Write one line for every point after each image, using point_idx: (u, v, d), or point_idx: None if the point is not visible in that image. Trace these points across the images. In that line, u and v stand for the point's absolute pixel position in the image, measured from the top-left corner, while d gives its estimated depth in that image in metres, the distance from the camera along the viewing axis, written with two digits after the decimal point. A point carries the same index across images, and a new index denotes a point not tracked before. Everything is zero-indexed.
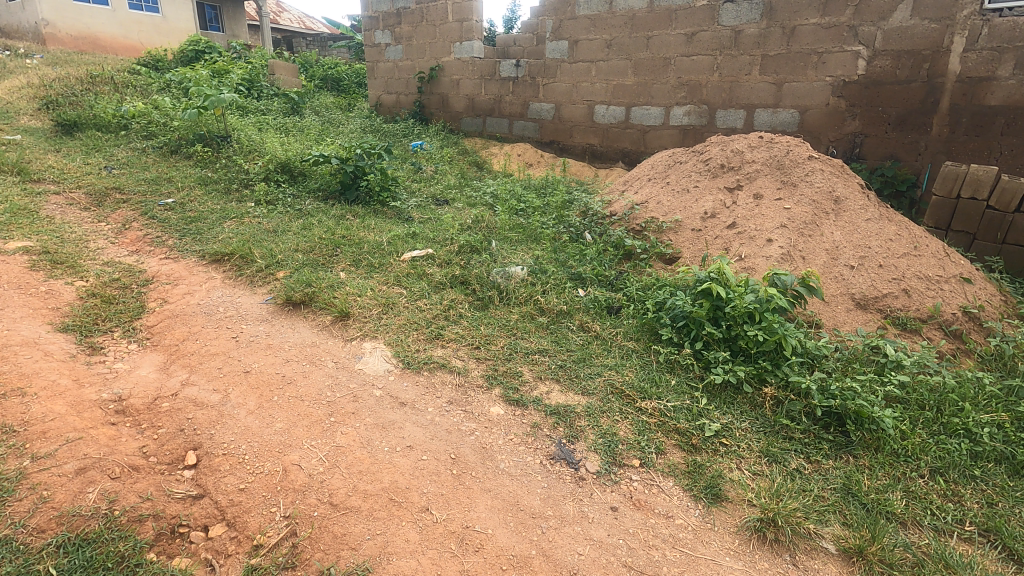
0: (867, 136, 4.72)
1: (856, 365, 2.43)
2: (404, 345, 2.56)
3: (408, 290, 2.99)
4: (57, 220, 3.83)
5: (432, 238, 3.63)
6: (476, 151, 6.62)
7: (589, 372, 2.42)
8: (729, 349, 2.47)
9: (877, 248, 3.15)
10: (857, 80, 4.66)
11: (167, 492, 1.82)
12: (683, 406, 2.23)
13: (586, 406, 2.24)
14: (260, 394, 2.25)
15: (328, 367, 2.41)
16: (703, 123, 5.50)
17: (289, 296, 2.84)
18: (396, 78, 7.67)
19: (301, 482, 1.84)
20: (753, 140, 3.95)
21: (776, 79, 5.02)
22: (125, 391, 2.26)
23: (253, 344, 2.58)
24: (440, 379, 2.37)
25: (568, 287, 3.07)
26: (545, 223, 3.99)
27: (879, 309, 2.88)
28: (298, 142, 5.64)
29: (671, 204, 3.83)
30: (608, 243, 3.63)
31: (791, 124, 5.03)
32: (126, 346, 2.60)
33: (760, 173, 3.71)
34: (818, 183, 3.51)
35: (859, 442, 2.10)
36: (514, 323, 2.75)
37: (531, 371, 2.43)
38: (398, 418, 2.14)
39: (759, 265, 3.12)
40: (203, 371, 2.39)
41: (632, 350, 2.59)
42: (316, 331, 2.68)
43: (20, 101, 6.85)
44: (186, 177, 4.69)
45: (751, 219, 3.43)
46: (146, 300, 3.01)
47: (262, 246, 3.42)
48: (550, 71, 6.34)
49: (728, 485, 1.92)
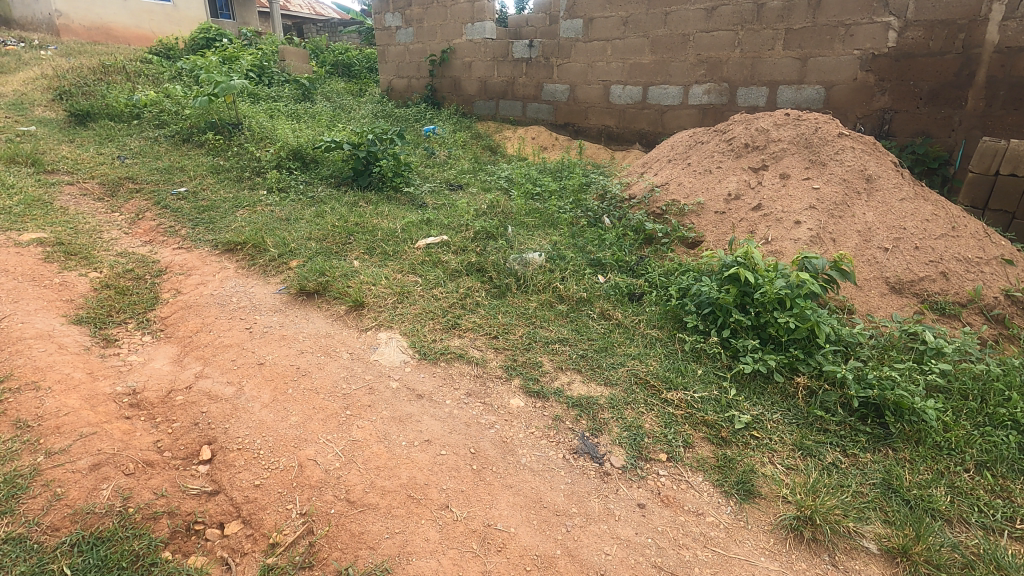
0: (897, 112, 4.52)
1: (892, 353, 2.32)
2: (420, 335, 2.49)
3: (423, 278, 2.92)
4: (71, 211, 3.81)
5: (446, 224, 3.54)
6: (490, 135, 6.50)
7: (612, 362, 2.33)
8: (758, 337, 2.38)
9: (914, 229, 3.00)
10: (887, 53, 4.45)
11: (182, 489, 1.79)
12: (710, 397, 2.14)
13: (609, 397, 2.15)
14: (275, 386, 2.19)
15: (343, 359, 2.35)
16: (723, 102, 5.32)
17: (303, 285, 2.78)
18: (407, 62, 7.55)
19: (317, 478, 1.79)
20: (779, 117, 3.77)
21: (800, 54, 4.82)
22: (139, 384, 2.24)
23: (267, 334, 2.52)
24: (457, 370, 2.29)
25: (587, 273, 2.97)
26: (562, 208, 3.88)
27: (915, 293, 2.75)
28: (310, 129, 5.56)
29: (692, 186, 3.70)
30: (627, 227, 3.52)
31: (816, 101, 4.85)
32: (140, 338, 2.57)
33: (787, 153, 3.55)
34: (850, 161, 3.35)
35: (899, 434, 2.00)
36: (533, 312, 2.66)
37: (552, 361, 2.34)
38: (415, 410, 2.07)
39: (786, 248, 3.00)
40: (216, 363, 2.35)
41: (655, 339, 2.50)
42: (330, 321, 2.62)
43: (35, 92, 6.87)
44: (198, 166, 4.66)
45: (777, 200, 3.30)
46: (160, 290, 2.98)
47: (275, 235, 3.36)
48: (565, 51, 6.17)
49: (761, 480, 1.84)
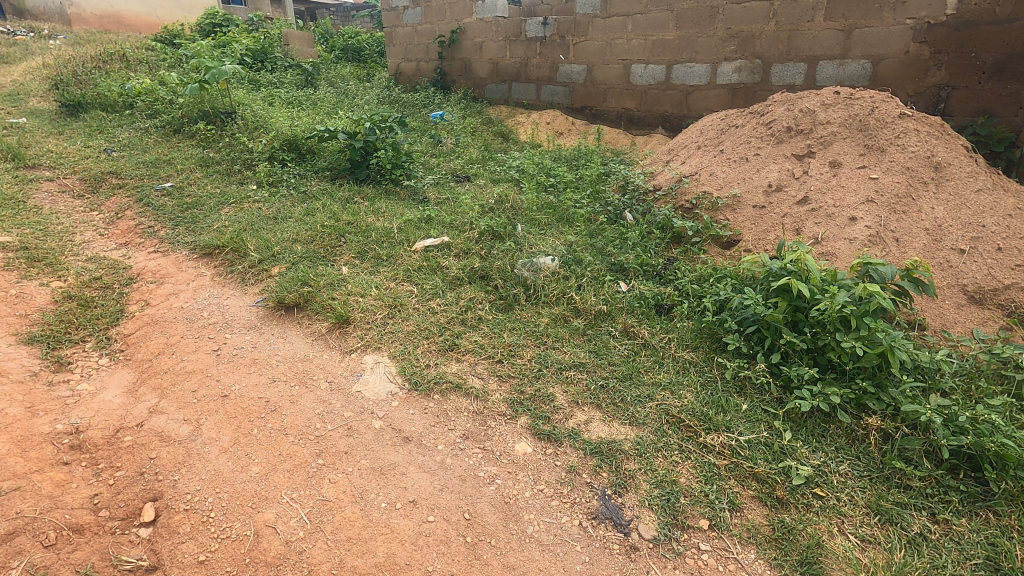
0: (955, 88, 4.01)
1: (981, 384, 1.90)
2: (411, 359, 2.13)
3: (419, 288, 2.56)
4: (45, 210, 3.53)
5: (448, 222, 3.16)
6: (502, 120, 6.07)
7: (638, 395, 1.95)
8: (814, 363, 1.98)
9: (995, 227, 2.54)
10: (944, 21, 3.93)
11: (114, 562, 1.46)
12: (759, 442, 1.77)
13: (636, 442, 1.77)
14: (237, 425, 1.86)
15: (321, 391, 2.00)
16: (755, 80, 4.83)
17: (281, 298, 2.44)
18: (414, 45, 7.14)
19: (275, 553, 1.45)
20: (827, 96, 3.28)
21: (844, 26, 4.31)
22: (84, 421, 1.92)
23: (236, 358, 2.18)
24: (454, 406, 1.93)
25: (608, 280, 2.57)
26: (578, 203, 3.48)
27: (1000, 305, 2.32)
28: (309, 117, 5.19)
29: (726, 176, 3.27)
30: (652, 224, 3.11)
31: (861, 77, 4.35)
32: (96, 360, 2.26)
33: (837, 137, 3.08)
34: (914, 146, 2.87)
35: (1002, 494, 1.58)
36: (545, 329, 2.28)
37: (565, 393, 1.96)
38: (401, 459, 1.72)
39: (840, 251, 2.59)
40: (174, 395, 2.01)
41: (689, 363, 2.11)
42: (310, 341, 2.27)
43: (33, 82, 6.65)
44: (188, 158, 4.34)
45: (827, 194, 2.87)
46: (128, 302, 2.66)
47: (258, 236, 3.02)
48: (581, 28, 5.70)
49: (831, 560, 1.45)
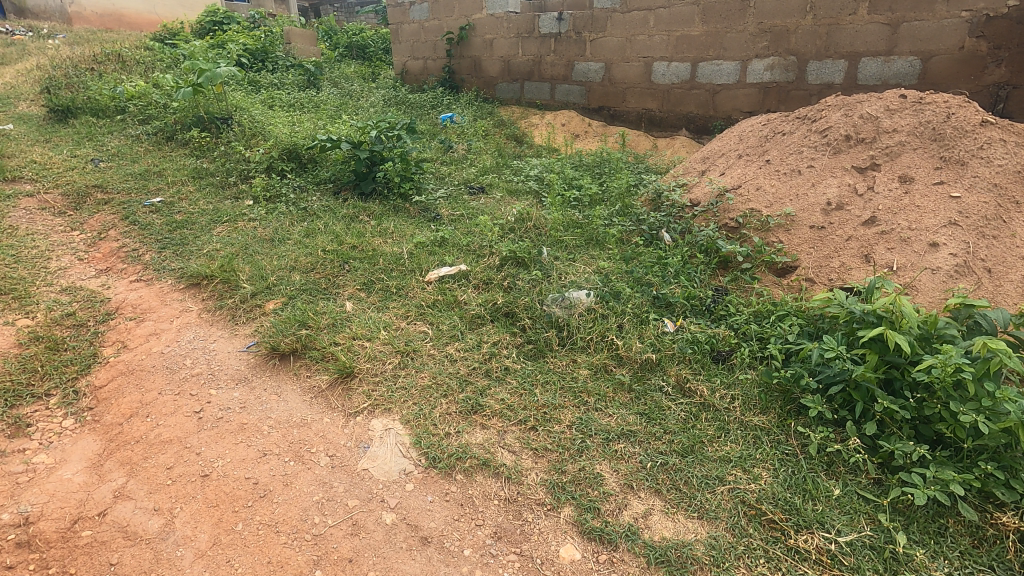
0: (1016, 87, 3.66)
1: None
2: (428, 424, 1.79)
3: (434, 329, 2.21)
4: (21, 231, 3.20)
5: (464, 246, 2.81)
6: (515, 121, 5.70)
7: (705, 476, 1.60)
8: (919, 436, 1.62)
9: None
10: (1005, 14, 3.58)
11: None
12: (866, 545, 1.42)
13: (710, 545, 1.43)
14: (219, 518, 1.53)
15: (320, 469, 1.67)
16: (790, 79, 4.44)
17: (274, 345, 2.10)
18: (422, 42, 6.78)
19: None
20: (890, 101, 2.91)
21: (890, 19, 3.92)
22: (36, 507, 1.58)
23: (221, 424, 1.85)
24: (481, 491, 1.59)
25: (652, 318, 2.22)
26: (607, 220, 3.12)
27: None
28: (311, 122, 4.85)
29: (776, 190, 2.90)
30: (695, 246, 2.75)
31: (908, 76, 3.96)
32: (60, 421, 1.92)
33: (906, 147, 2.71)
34: (999, 159, 2.50)
35: None
36: (584, 384, 1.94)
37: (616, 473, 1.62)
38: (419, 570, 1.38)
39: (921, 285, 2.23)
40: (146, 474, 1.68)
41: (760, 430, 1.76)
42: (308, 399, 1.94)
43: (24, 85, 6.34)
44: (180, 169, 4.00)
45: (898, 214, 2.50)
46: (102, 343, 2.33)
47: (252, 264, 2.68)
48: (599, 23, 5.32)
49: None
